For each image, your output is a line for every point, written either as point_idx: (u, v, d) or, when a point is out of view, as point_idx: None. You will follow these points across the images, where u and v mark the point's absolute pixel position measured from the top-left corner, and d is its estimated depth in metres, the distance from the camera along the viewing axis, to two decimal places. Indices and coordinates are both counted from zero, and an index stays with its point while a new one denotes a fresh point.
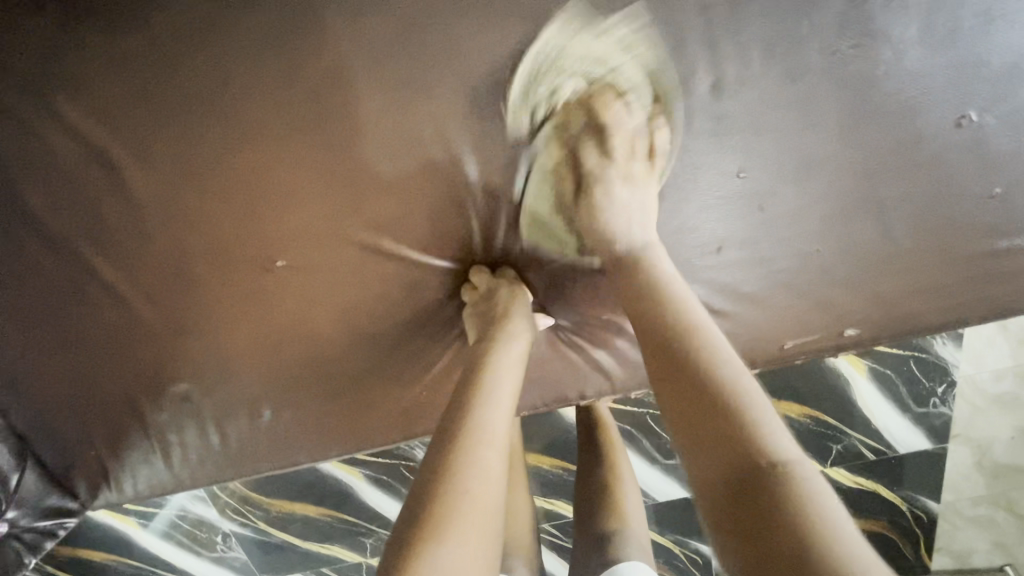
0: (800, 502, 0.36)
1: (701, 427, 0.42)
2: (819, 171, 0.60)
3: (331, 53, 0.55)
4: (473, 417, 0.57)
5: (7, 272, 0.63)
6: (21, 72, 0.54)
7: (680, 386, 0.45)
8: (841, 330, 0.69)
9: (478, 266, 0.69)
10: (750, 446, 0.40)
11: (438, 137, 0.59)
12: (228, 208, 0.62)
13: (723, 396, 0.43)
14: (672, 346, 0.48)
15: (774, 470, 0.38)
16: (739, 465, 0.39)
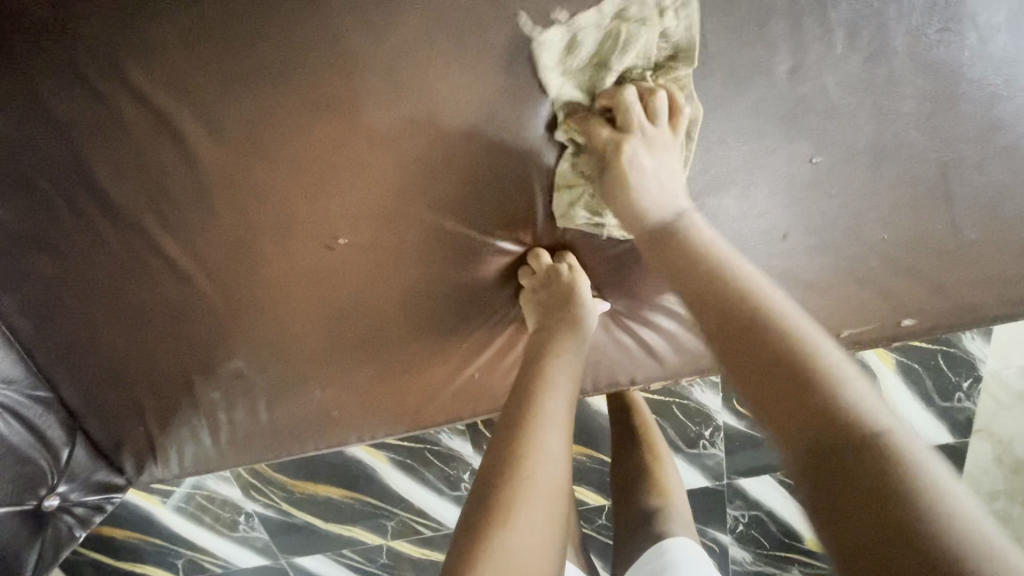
0: (899, 464, 0.33)
1: (773, 390, 0.39)
2: (893, 157, 0.60)
3: (409, 28, 0.55)
4: (540, 397, 0.57)
5: (68, 242, 0.62)
6: (96, 41, 0.54)
7: (748, 349, 0.42)
8: (898, 319, 0.69)
9: (536, 249, 0.68)
10: (832, 405, 0.37)
11: (511, 114, 0.59)
12: (297, 182, 0.61)
13: (795, 355, 0.40)
14: (734, 305, 0.44)
15: (863, 430, 0.35)
16: (823, 429, 0.36)
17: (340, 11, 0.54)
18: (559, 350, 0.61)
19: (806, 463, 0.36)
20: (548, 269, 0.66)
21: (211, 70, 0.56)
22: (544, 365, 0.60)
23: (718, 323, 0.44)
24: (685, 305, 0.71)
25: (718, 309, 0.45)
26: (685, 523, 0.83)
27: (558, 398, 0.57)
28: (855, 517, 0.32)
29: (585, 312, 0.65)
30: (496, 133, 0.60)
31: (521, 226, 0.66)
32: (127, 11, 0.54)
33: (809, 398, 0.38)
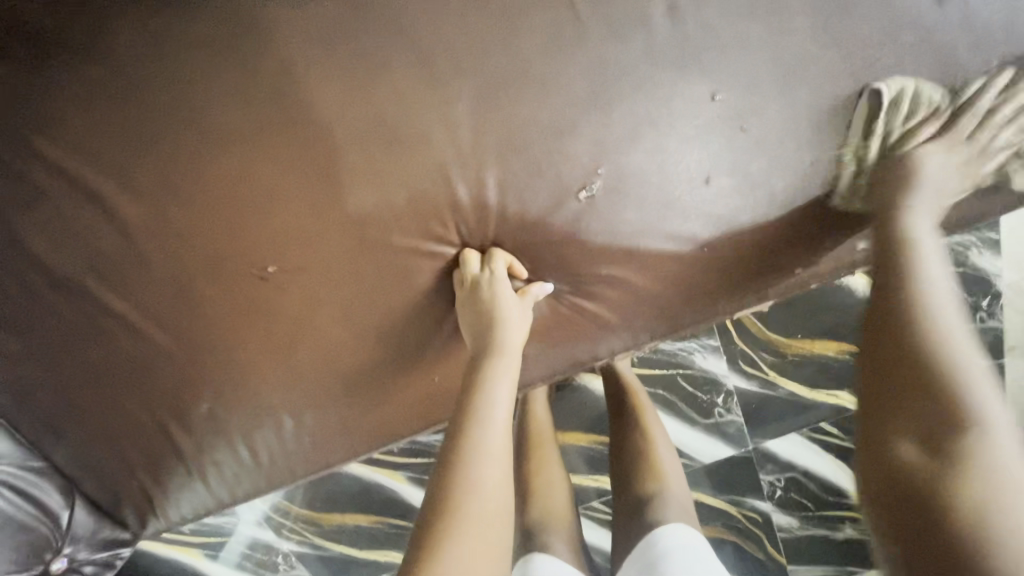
0: (972, 477, 0.41)
1: (913, 387, 0.47)
2: (803, 78, 0.58)
3: (281, 50, 0.57)
4: (481, 398, 0.56)
5: (25, 314, 0.66)
6: (13, 127, 0.60)
7: (893, 358, 0.50)
8: (853, 245, 0.68)
9: (464, 253, 0.67)
10: (935, 408, 0.45)
11: (405, 112, 0.60)
12: (216, 220, 0.63)
13: (937, 354, 0.48)
14: (889, 303, 0.53)
15: (963, 444, 0.42)
16: (928, 436, 0.44)
17: (223, 44, 0.58)
18: (495, 349, 0.60)
19: (892, 439, 0.46)
20: (474, 275, 0.65)
21: (118, 129, 0.60)
22: (484, 370, 0.59)
23: (874, 324, 0.53)
24: (628, 272, 0.69)
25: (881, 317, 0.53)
26: (681, 504, 0.79)
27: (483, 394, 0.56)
28: (913, 517, 0.41)
29: (516, 310, 0.64)
30: (396, 135, 0.61)
31: (440, 224, 0.65)
32: (34, 93, 0.59)
33: (930, 389, 0.46)
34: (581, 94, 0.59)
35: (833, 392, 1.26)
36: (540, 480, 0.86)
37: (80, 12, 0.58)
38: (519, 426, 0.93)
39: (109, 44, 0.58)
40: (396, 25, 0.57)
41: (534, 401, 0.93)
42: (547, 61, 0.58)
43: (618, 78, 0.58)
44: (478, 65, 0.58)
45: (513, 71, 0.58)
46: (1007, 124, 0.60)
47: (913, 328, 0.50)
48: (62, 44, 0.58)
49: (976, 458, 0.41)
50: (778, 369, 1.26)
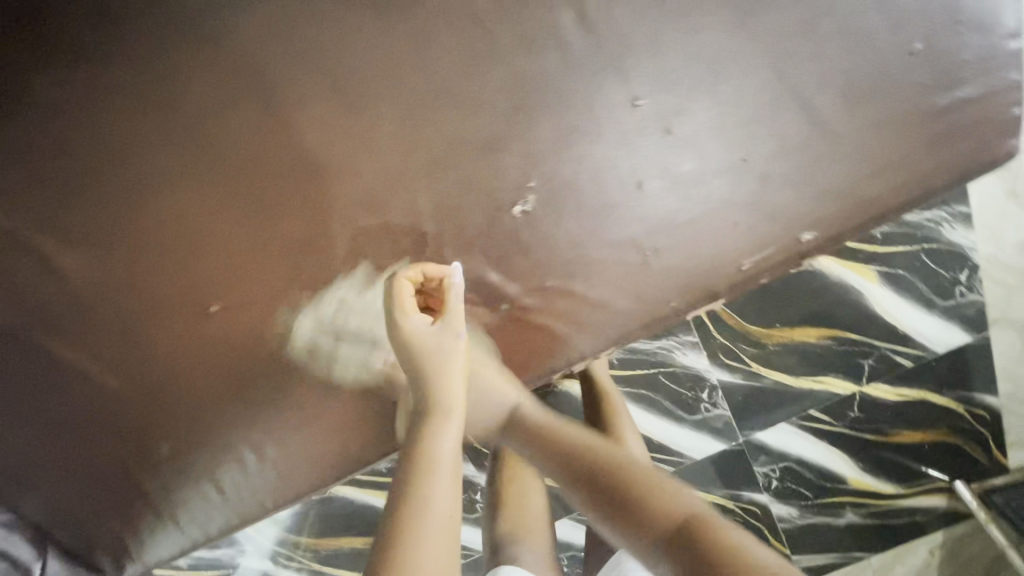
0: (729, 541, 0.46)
1: (623, 507, 0.51)
2: (727, 74, 0.57)
3: (199, 86, 0.56)
4: (424, 449, 0.52)
5: None
6: None
7: (604, 484, 0.54)
8: (797, 236, 0.65)
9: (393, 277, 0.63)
10: (654, 505, 0.50)
11: (329, 142, 0.59)
12: (153, 260, 0.63)
13: (628, 484, 0.53)
14: (565, 442, 0.61)
15: (698, 523, 0.48)
16: (677, 532, 0.48)
17: (134, 81, 0.55)
18: (437, 391, 0.57)
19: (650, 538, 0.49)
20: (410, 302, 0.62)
21: (42, 180, 0.59)
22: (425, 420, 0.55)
23: (552, 459, 0.61)
24: (572, 286, 0.67)
25: (568, 461, 0.59)
26: None
27: (428, 444, 0.52)
28: None
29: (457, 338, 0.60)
30: (323, 164, 0.60)
31: (379, 250, 0.65)
32: None
33: (641, 483, 0.53)
34: (502, 107, 0.58)
35: (818, 376, 1.28)
36: (512, 492, 0.85)
37: None
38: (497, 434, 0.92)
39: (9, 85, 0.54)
40: (311, 55, 0.55)
41: None
42: (465, 78, 0.57)
43: (539, 88, 0.57)
44: (393, 90, 0.57)
45: (434, 88, 0.57)
46: (940, 101, 0.59)
47: (591, 460, 0.57)
48: None
49: (725, 537, 0.46)
50: (765, 359, 1.25)
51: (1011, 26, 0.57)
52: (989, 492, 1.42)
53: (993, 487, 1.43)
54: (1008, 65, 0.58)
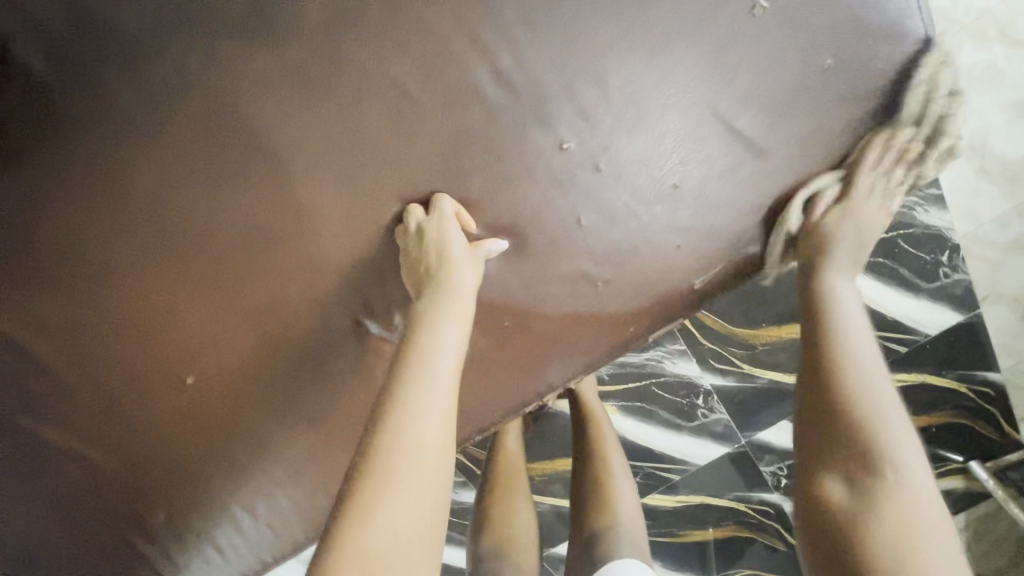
0: (902, 525, 0.50)
1: (823, 415, 0.58)
2: (648, 110, 0.60)
3: (147, 176, 0.58)
4: (414, 366, 0.52)
5: None
6: None
7: (832, 392, 0.59)
8: (745, 248, 0.71)
9: (409, 206, 0.63)
10: (854, 429, 0.56)
11: (276, 215, 0.62)
12: (126, 340, 0.66)
13: (854, 402, 0.57)
14: (831, 350, 0.61)
15: (880, 483, 0.52)
16: (848, 458, 0.55)
17: (89, 178, 0.58)
18: (442, 278, 0.61)
19: (824, 480, 0.56)
20: (422, 224, 0.62)
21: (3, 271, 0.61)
22: (418, 342, 0.55)
23: (818, 372, 0.61)
24: (528, 317, 0.72)
25: (822, 383, 0.60)
26: (636, 540, 0.79)
27: (426, 326, 0.57)
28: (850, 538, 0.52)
29: (459, 274, 0.61)
30: (273, 236, 0.63)
31: (341, 306, 0.68)
32: None
33: (858, 420, 0.56)
34: (438, 165, 0.61)
35: None
36: (500, 514, 0.87)
37: None
38: (491, 454, 0.96)
39: None
40: (248, 137, 0.57)
41: (506, 434, 0.94)
42: (395, 144, 0.59)
43: (468, 143, 0.60)
44: (327, 164, 0.60)
45: (369, 154, 0.60)
46: (857, 109, 0.62)
47: (845, 380, 0.58)
48: None
49: (897, 491, 0.52)
50: (759, 360, 1.18)
51: (920, 30, 0.58)
52: (1002, 470, 1.36)
53: (1005, 464, 1.36)
54: (922, 70, 0.60)
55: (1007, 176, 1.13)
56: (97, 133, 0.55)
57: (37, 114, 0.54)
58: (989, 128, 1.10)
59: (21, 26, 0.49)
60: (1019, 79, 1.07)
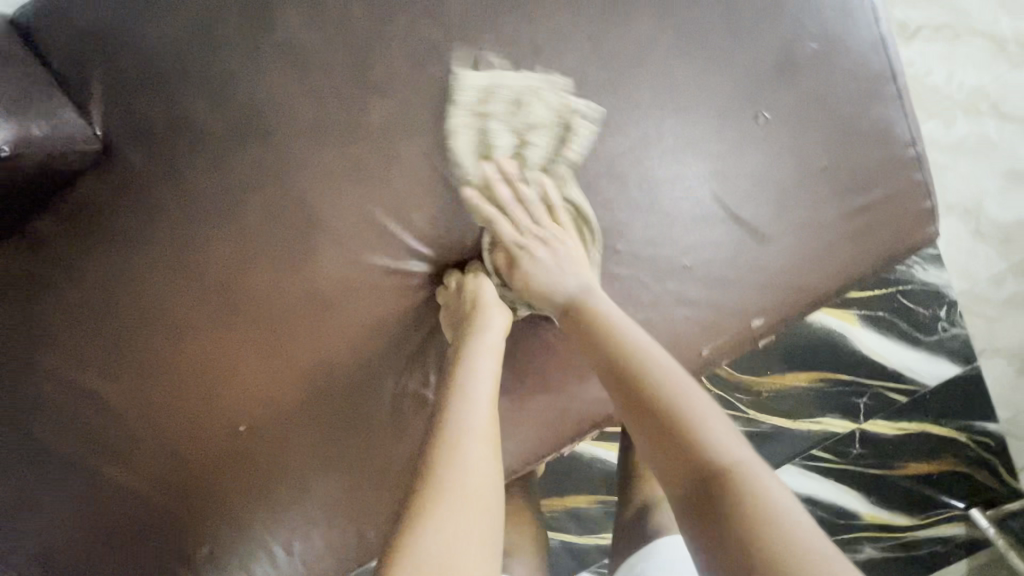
0: (764, 512, 0.43)
1: (648, 432, 0.51)
2: (663, 199, 0.67)
3: (224, 245, 0.66)
4: (458, 404, 0.58)
5: (34, 494, 0.74)
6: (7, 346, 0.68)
7: (646, 405, 0.53)
8: (750, 322, 0.72)
9: (449, 269, 0.71)
10: (681, 433, 0.49)
11: (331, 281, 0.69)
12: (188, 389, 0.72)
13: (659, 390, 0.53)
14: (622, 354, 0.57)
15: (721, 474, 0.46)
16: (692, 465, 0.48)
17: (172, 246, 0.65)
18: (475, 333, 0.65)
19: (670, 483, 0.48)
20: (461, 281, 0.69)
21: (88, 330, 0.68)
22: (458, 383, 0.61)
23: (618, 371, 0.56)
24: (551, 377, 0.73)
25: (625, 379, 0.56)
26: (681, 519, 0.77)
27: (463, 375, 0.61)
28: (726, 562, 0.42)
29: (492, 319, 0.67)
30: (327, 300, 0.70)
31: (382, 362, 0.74)
32: (21, 312, 0.67)
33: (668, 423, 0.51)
34: (476, 240, 0.70)
35: (816, 417, 1.29)
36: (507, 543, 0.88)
37: (51, 234, 0.64)
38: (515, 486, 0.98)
39: (76, 258, 0.65)
40: (314, 215, 0.66)
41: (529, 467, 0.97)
42: (442, 220, 0.68)
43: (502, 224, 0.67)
44: (378, 238, 0.67)
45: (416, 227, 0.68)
46: (853, 202, 0.68)
47: (643, 371, 0.55)
48: (40, 264, 0.65)
49: (739, 485, 0.45)
50: (759, 405, 1.28)
51: (907, 136, 0.67)
52: (1003, 518, 1.34)
53: (1007, 512, 1.34)
54: (910, 168, 0.67)
55: (1000, 238, 1.21)
56: (182, 206, 0.64)
57: (135, 192, 0.63)
58: (983, 193, 1.17)
59: (129, 126, 0.61)
60: (1008, 151, 1.14)
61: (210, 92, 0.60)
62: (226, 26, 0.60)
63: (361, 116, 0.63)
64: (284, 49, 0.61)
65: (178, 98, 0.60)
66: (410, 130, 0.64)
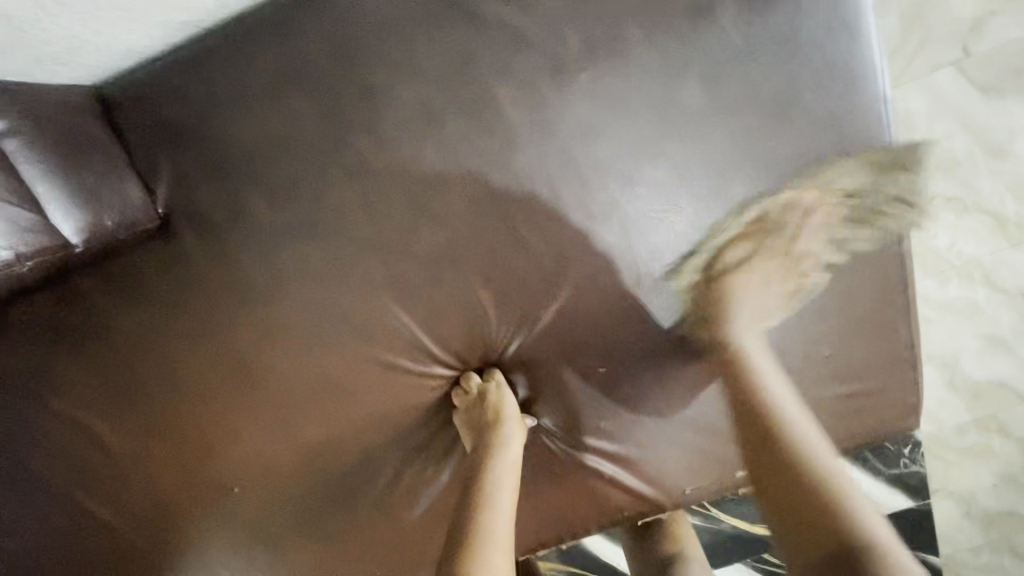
0: (844, 493, 0.59)
1: (751, 417, 0.63)
2: (675, 358, 0.70)
3: (260, 321, 0.68)
4: (478, 520, 0.61)
5: (15, 525, 0.72)
6: (27, 380, 0.69)
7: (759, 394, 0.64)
8: (734, 474, 0.75)
9: (468, 372, 0.73)
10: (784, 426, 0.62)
11: (351, 371, 0.70)
12: (192, 446, 0.72)
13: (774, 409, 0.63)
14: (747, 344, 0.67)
15: (814, 465, 0.60)
16: (794, 455, 0.61)
17: (213, 314, 0.68)
18: (499, 453, 0.66)
19: (762, 458, 0.62)
20: (481, 388, 0.71)
21: (106, 381, 0.69)
22: (479, 498, 0.63)
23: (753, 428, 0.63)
24: (542, 489, 0.78)
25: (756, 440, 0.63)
26: None
27: (483, 505, 0.62)
28: (819, 523, 0.57)
29: (512, 432, 0.68)
30: (344, 388, 0.71)
31: (381, 456, 0.74)
32: (52, 350, 0.69)
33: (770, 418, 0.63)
34: (494, 358, 0.73)
35: None
36: None
37: (100, 287, 0.67)
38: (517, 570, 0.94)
39: (121, 310, 0.68)
40: (352, 310, 0.68)
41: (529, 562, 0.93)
42: (466, 336, 0.70)
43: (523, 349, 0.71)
44: (403, 343, 0.70)
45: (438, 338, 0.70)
46: (848, 388, 0.72)
47: (790, 446, 0.61)
48: (85, 310, 0.68)
49: (826, 474, 0.60)
50: None
51: (907, 339, 0.71)
52: None
53: None
54: (903, 368, 0.72)
55: (972, 391, 1.14)
56: (231, 282, 0.67)
57: (193, 264, 0.66)
58: (960, 351, 1.12)
59: (193, 209, 0.65)
60: (992, 318, 1.10)
61: (274, 194, 0.65)
62: (301, 140, 0.64)
63: (411, 239, 0.66)
64: (350, 170, 0.65)
65: (243, 195, 0.65)
66: (455, 258, 0.67)
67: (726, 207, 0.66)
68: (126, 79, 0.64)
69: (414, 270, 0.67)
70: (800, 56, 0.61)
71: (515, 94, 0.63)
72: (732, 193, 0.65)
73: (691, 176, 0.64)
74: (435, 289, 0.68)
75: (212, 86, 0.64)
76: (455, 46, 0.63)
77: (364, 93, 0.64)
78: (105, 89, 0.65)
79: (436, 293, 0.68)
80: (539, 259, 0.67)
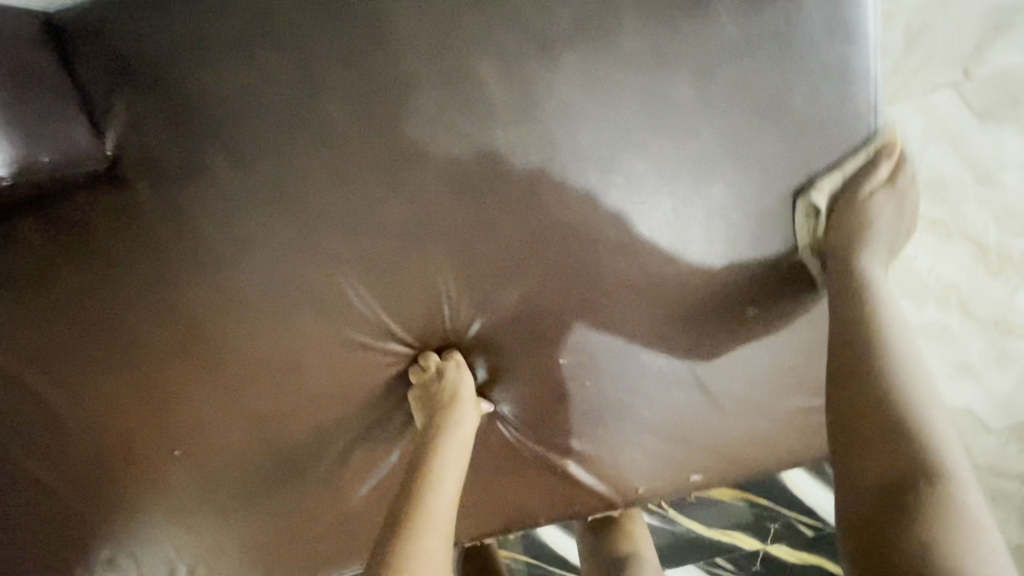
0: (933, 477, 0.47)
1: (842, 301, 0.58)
2: (643, 354, 0.69)
3: (214, 278, 0.65)
4: (422, 501, 0.57)
5: None
6: None
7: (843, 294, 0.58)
8: (687, 476, 0.74)
9: (425, 350, 0.71)
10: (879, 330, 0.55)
11: (305, 340, 0.68)
12: (135, 405, 0.69)
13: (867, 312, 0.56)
14: None
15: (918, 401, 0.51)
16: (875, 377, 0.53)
17: (164, 267, 0.65)
18: (452, 432, 0.64)
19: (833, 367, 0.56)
20: (438, 366, 0.69)
21: (47, 328, 0.66)
22: (428, 478, 0.59)
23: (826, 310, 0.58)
24: (495, 477, 0.76)
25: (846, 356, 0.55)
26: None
27: (432, 487, 0.58)
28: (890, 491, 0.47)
29: (466, 412, 0.66)
30: (296, 357, 0.68)
31: (330, 430, 0.72)
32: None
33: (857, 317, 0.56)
34: (456, 337, 0.70)
35: None
36: None
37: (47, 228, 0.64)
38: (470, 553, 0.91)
39: (67, 255, 0.65)
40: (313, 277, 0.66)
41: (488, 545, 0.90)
42: (431, 314, 0.68)
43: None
44: (363, 316, 0.67)
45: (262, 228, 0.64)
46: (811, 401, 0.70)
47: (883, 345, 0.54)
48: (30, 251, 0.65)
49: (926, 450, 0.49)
50: None
51: None
52: None
53: None
54: None
55: None
56: (186, 235, 0.64)
57: (147, 213, 0.64)
58: None
59: (150, 159, 0.63)
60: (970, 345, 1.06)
61: (236, 151, 0.62)
62: (267, 96, 0.61)
63: (375, 204, 0.64)
64: (316, 131, 0.62)
65: (205, 153, 0.63)
66: (424, 238, 0.65)
67: (705, 206, 0.64)
68: (86, 15, 0.61)
69: (377, 242, 0.65)
70: (796, 57, 0.59)
71: (497, 71, 0.60)
72: (717, 202, 0.64)
73: (675, 176, 0.63)
74: (397, 262, 0.65)
75: (177, 29, 0.60)
76: (440, 13, 0.59)
77: (337, 52, 0.60)
78: (69, 23, 0.61)
79: (399, 266, 0.66)
80: (509, 239, 0.65)
